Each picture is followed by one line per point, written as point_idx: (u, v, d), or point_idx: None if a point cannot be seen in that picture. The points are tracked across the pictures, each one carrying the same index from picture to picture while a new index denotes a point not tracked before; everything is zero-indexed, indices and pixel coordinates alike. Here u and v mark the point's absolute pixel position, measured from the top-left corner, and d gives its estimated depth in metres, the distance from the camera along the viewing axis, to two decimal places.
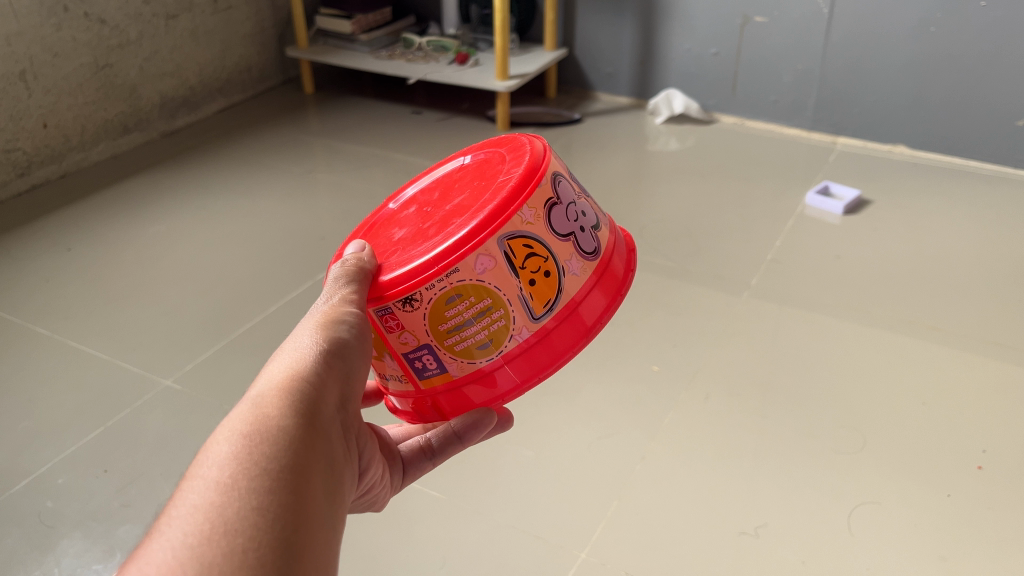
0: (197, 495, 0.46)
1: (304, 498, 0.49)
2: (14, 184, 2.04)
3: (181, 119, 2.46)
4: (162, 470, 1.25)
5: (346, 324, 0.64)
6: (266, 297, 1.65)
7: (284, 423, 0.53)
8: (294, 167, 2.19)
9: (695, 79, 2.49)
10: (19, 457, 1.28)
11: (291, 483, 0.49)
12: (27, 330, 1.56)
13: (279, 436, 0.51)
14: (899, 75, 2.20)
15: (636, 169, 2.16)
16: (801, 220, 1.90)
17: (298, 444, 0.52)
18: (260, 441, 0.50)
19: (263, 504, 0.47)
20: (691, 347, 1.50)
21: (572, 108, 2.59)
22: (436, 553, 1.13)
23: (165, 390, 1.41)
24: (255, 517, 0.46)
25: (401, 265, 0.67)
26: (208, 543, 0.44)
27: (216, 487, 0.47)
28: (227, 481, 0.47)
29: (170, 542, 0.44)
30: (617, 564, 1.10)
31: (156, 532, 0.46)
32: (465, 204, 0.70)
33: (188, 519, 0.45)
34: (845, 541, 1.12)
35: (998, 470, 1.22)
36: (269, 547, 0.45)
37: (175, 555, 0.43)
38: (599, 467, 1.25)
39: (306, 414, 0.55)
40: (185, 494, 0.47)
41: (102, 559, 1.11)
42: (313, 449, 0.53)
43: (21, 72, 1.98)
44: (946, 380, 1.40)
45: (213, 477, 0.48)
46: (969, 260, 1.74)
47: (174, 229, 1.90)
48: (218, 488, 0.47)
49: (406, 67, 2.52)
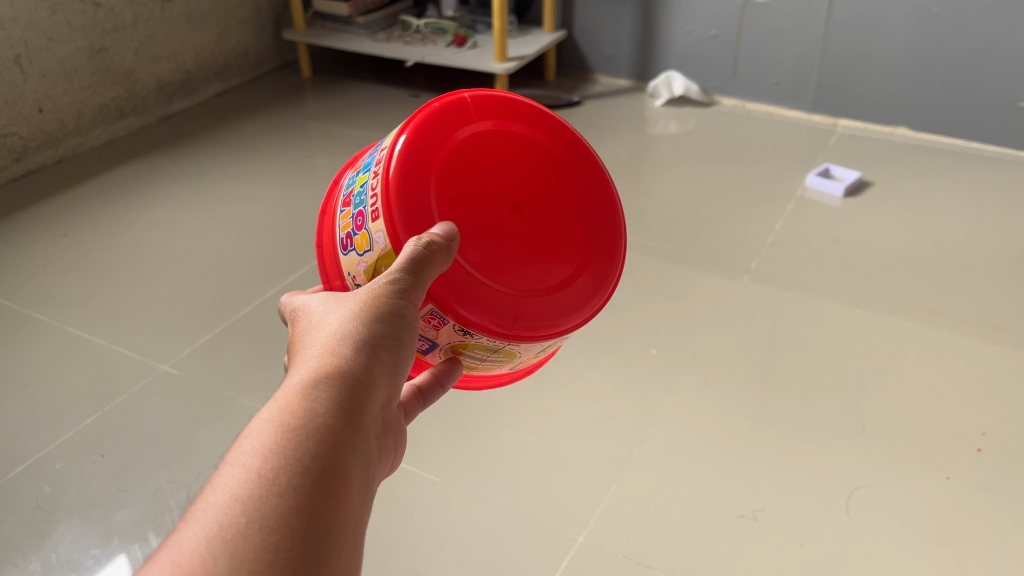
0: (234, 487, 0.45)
1: (341, 500, 0.47)
2: (10, 169, 2.03)
3: (178, 103, 2.45)
4: (160, 456, 1.25)
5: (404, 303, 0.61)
6: (263, 282, 1.65)
7: (330, 413, 0.50)
8: (291, 152, 2.17)
9: (695, 61, 2.47)
10: (17, 442, 1.27)
11: (330, 485, 0.47)
12: (23, 316, 1.55)
13: (324, 425, 0.49)
14: (901, 56, 2.18)
15: (635, 152, 2.15)
16: (801, 203, 1.89)
17: (341, 430, 0.50)
18: (302, 431, 0.48)
19: (300, 498, 0.45)
20: (690, 330, 1.49)
21: (572, 90, 2.57)
22: (434, 537, 1.12)
23: (163, 375, 1.41)
24: (289, 518, 0.44)
25: (513, 308, 0.65)
26: (240, 539, 0.42)
27: (253, 480, 0.45)
28: (265, 475, 0.46)
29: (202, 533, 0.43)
30: (615, 548, 1.10)
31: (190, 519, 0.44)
32: (563, 245, 0.69)
33: (223, 511, 0.44)
34: (842, 524, 1.12)
35: (998, 453, 1.22)
36: (299, 550, 0.43)
37: (205, 549, 0.42)
38: (597, 451, 1.25)
39: (354, 394, 0.52)
40: (223, 482, 0.45)
41: (100, 544, 1.11)
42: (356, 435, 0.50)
43: (15, 57, 1.96)
44: (946, 363, 1.40)
45: (254, 469, 0.46)
46: (969, 243, 1.73)
47: (171, 214, 1.89)
48: (256, 483, 0.45)
49: (404, 50, 2.50)
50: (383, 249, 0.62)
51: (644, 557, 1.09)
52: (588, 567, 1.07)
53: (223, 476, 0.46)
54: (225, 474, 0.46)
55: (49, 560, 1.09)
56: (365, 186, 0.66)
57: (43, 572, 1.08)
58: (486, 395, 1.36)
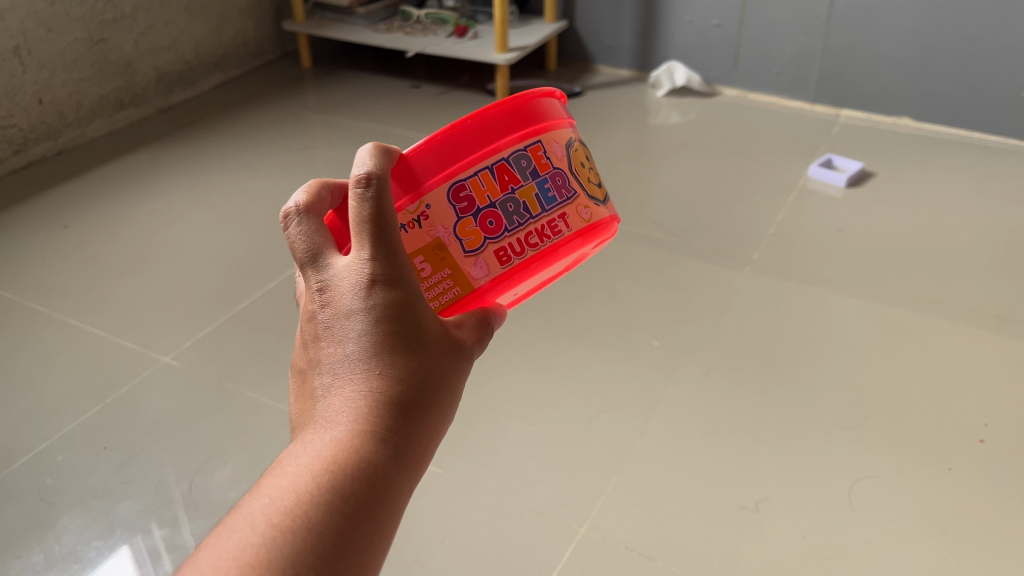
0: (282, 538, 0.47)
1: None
2: (10, 161, 2.02)
3: (178, 94, 2.44)
4: (162, 447, 1.25)
5: (463, 352, 0.61)
6: (264, 273, 1.65)
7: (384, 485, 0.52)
8: (291, 143, 2.17)
9: (697, 51, 2.46)
10: (18, 435, 1.27)
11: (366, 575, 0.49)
12: (24, 308, 1.55)
13: (377, 489, 0.51)
14: (903, 46, 2.17)
15: (636, 143, 2.14)
16: (803, 193, 1.89)
17: (389, 498, 0.52)
18: (356, 493, 0.50)
19: (341, 570, 0.47)
20: (692, 322, 1.49)
21: (573, 80, 2.56)
22: (437, 528, 1.13)
23: (164, 367, 1.41)
24: None
25: None
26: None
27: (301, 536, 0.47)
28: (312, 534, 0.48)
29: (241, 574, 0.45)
30: (617, 539, 1.10)
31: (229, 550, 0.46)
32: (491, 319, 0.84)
33: None
34: (845, 515, 1.12)
35: (1001, 444, 1.22)
36: None
37: None
38: (599, 442, 1.25)
39: (408, 449, 0.54)
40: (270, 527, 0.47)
41: (103, 536, 1.11)
42: (401, 501, 0.53)
43: (14, 48, 1.95)
44: (948, 353, 1.40)
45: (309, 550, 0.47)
46: (972, 233, 1.73)
47: (171, 206, 1.88)
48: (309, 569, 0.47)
49: (404, 40, 2.49)
50: (471, 279, 0.65)
51: (646, 548, 1.09)
52: (590, 558, 1.07)
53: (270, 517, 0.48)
54: (273, 512, 0.48)
55: (52, 552, 1.09)
56: (522, 202, 0.66)
57: (46, 563, 1.08)
58: (487, 386, 1.36)
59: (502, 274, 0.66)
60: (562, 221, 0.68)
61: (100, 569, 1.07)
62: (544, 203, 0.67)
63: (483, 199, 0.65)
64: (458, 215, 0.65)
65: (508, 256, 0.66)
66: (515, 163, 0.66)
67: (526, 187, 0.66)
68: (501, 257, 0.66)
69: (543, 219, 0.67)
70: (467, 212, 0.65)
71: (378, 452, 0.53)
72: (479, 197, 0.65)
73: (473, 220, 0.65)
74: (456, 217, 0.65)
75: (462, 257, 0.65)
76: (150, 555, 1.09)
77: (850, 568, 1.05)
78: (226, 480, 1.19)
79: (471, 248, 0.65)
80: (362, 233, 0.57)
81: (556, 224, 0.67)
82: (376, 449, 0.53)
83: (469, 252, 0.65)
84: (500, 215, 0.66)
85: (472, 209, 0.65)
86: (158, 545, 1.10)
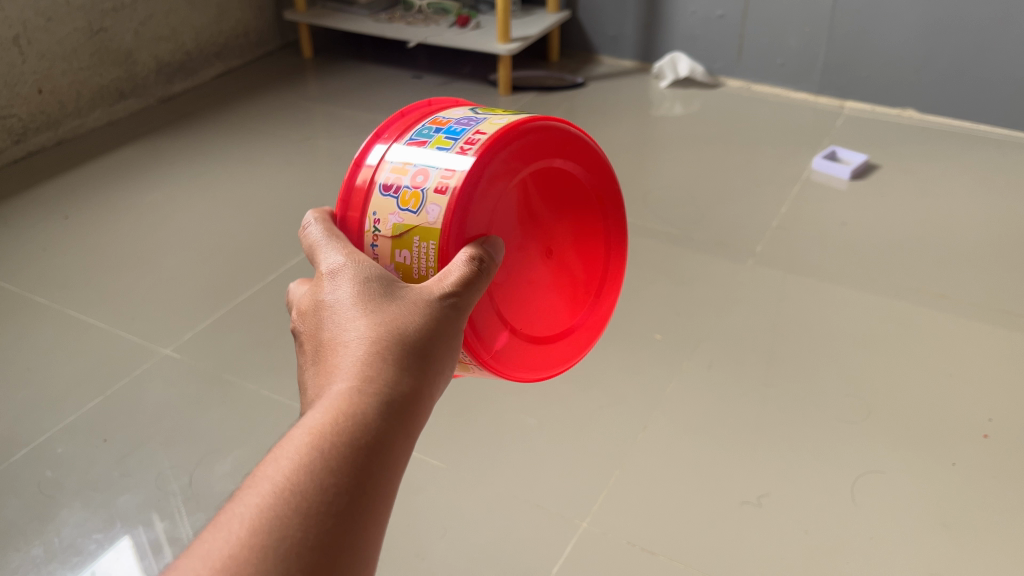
0: (282, 490, 0.47)
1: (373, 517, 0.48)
2: (10, 151, 2.02)
3: (178, 84, 2.43)
4: (162, 439, 1.25)
5: (458, 305, 0.62)
6: (265, 265, 1.64)
7: (378, 419, 0.51)
8: (293, 134, 2.16)
9: (700, 42, 2.45)
10: (18, 427, 1.27)
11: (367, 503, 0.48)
12: (25, 300, 1.54)
13: (377, 436, 0.51)
14: (909, 37, 2.16)
15: (639, 134, 2.13)
16: (807, 186, 1.88)
17: (386, 437, 0.51)
18: (354, 441, 0.50)
19: (332, 503, 0.47)
20: (694, 315, 1.48)
21: (575, 71, 2.55)
22: (438, 521, 1.12)
23: (164, 359, 1.40)
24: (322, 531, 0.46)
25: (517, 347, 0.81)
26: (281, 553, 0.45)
27: (301, 486, 0.47)
28: (312, 484, 0.47)
29: (246, 533, 0.45)
30: (619, 533, 1.09)
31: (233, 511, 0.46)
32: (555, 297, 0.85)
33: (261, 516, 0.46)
34: (848, 510, 1.12)
35: (1005, 439, 1.21)
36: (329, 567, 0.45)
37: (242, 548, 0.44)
38: (600, 435, 1.24)
39: (407, 395, 0.54)
40: (269, 481, 0.47)
41: (103, 529, 1.11)
42: (403, 438, 0.52)
43: (13, 38, 1.94)
44: (953, 347, 1.39)
45: (300, 481, 0.47)
46: (977, 226, 1.72)
47: (172, 197, 1.88)
48: (298, 498, 0.47)
49: (406, 30, 2.48)
50: (427, 223, 0.70)
51: (648, 542, 1.08)
52: (591, 553, 1.07)
53: (270, 474, 0.48)
54: (267, 466, 0.49)
55: (52, 544, 1.09)
56: (437, 149, 0.73)
57: (46, 556, 1.08)
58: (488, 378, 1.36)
59: (451, 199, 0.69)
60: (478, 133, 0.72)
61: (101, 561, 1.07)
62: (454, 136, 0.73)
63: (406, 173, 0.73)
64: (395, 198, 0.72)
65: (448, 183, 0.70)
66: (420, 138, 0.75)
67: (433, 141, 0.74)
68: (442, 188, 0.70)
69: (459, 143, 0.72)
70: (401, 190, 0.72)
71: (371, 395, 0.53)
72: (402, 175, 0.73)
73: (409, 190, 0.72)
74: (394, 201, 0.72)
75: (414, 217, 0.70)
76: (150, 548, 1.08)
77: (852, 563, 1.05)
78: (226, 472, 1.19)
79: (415, 206, 0.71)
80: (335, 267, 0.64)
81: (474, 137, 0.72)
82: (368, 394, 0.53)
83: (416, 210, 0.71)
84: (426, 169, 0.72)
85: (399, 187, 0.73)
86: (159, 538, 1.10)
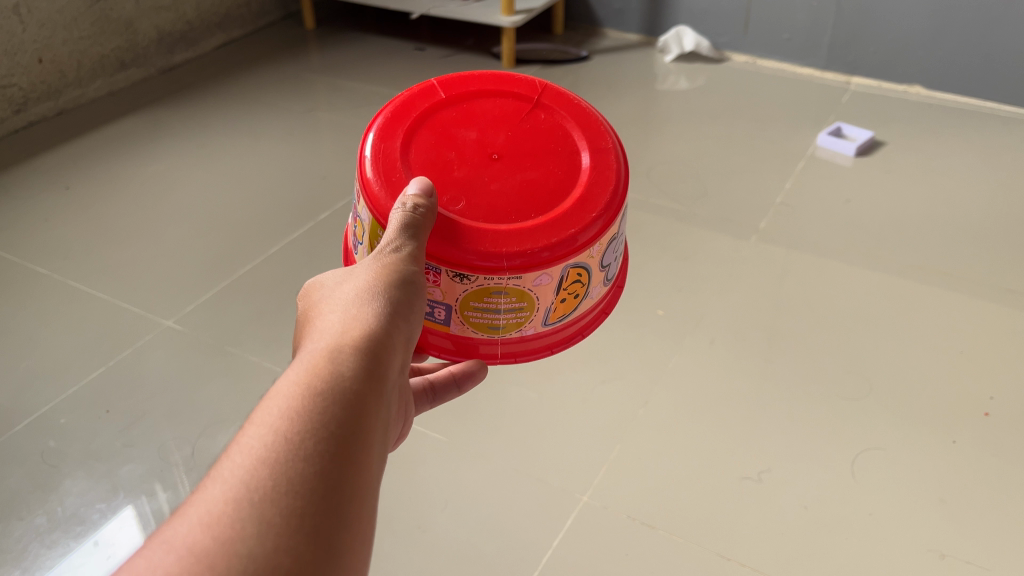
0: (265, 449, 0.47)
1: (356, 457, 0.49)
2: (10, 121, 2.01)
3: (179, 54, 2.41)
4: (164, 411, 1.25)
5: (410, 276, 0.64)
6: (267, 238, 1.63)
7: (348, 372, 0.53)
8: (294, 105, 2.14)
9: (706, 16, 2.42)
10: (21, 397, 1.27)
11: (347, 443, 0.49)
12: (26, 270, 1.54)
13: (348, 386, 0.52)
14: (917, 12, 2.13)
15: (643, 109, 2.12)
16: (812, 162, 1.87)
17: (356, 388, 0.52)
18: (330, 393, 0.51)
19: (311, 445, 0.48)
20: (697, 291, 1.48)
21: (579, 45, 2.53)
22: (440, 494, 1.13)
23: (166, 331, 1.40)
24: (306, 472, 0.46)
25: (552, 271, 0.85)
26: (274, 494, 0.45)
27: (279, 445, 0.47)
28: (293, 437, 0.48)
29: (235, 490, 0.45)
30: (620, 508, 1.10)
31: (220, 474, 0.46)
32: None
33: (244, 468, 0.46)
34: (848, 486, 1.12)
35: (1006, 417, 1.21)
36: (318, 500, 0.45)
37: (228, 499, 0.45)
38: (601, 410, 1.24)
39: (371, 355, 0.56)
40: (247, 444, 0.47)
41: (106, 499, 1.12)
42: (370, 389, 0.54)
43: (14, 6, 1.91)
44: (955, 325, 1.39)
45: (276, 430, 0.48)
46: (982, 204, 1.71)
47: (173, 168, 1.87)
48: (274, 444, 0.47)
49: (409, 1, 2.45)
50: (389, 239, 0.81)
51: (648, 516, 1.09)
52: (592, 526, 1.08)
53: (248, 438, 0.48)
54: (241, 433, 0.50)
55: (55, 514, 1.10)
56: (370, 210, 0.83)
57: (49, 525, 1.08)
58: None
59: None
60: None
61: (104, 531, 1.07)
62: None
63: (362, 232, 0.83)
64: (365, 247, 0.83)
65: None
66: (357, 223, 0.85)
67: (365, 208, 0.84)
68: None
69: None
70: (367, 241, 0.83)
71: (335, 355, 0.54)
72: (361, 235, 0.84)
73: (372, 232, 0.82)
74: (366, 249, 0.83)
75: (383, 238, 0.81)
76: (152, 518, 1.09)
77: (852, 538, 1.06)
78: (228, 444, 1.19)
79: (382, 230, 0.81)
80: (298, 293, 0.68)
81: None
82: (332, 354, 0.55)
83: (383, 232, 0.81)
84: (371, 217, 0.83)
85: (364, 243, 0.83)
86: (161, 509, 1.10)
